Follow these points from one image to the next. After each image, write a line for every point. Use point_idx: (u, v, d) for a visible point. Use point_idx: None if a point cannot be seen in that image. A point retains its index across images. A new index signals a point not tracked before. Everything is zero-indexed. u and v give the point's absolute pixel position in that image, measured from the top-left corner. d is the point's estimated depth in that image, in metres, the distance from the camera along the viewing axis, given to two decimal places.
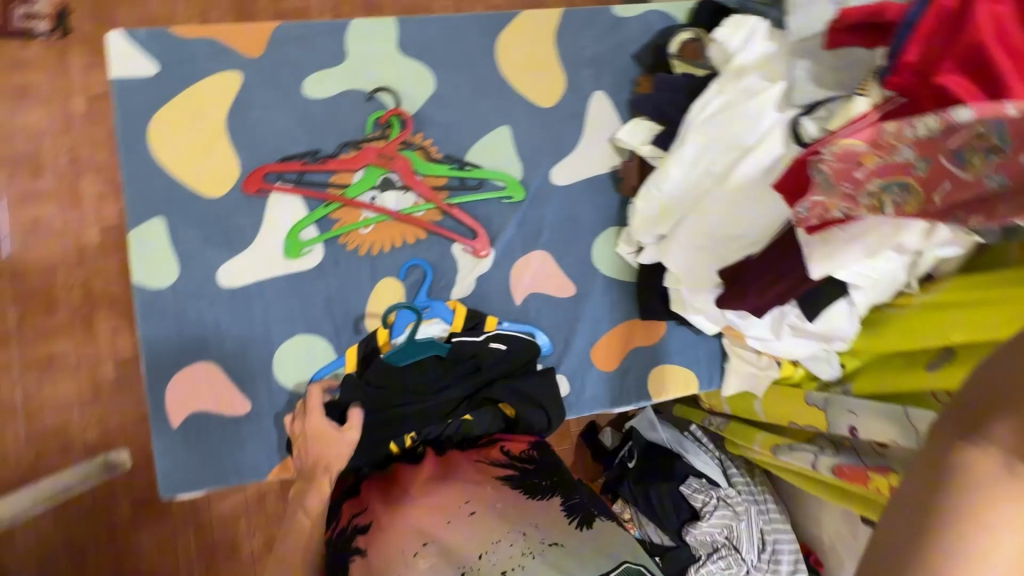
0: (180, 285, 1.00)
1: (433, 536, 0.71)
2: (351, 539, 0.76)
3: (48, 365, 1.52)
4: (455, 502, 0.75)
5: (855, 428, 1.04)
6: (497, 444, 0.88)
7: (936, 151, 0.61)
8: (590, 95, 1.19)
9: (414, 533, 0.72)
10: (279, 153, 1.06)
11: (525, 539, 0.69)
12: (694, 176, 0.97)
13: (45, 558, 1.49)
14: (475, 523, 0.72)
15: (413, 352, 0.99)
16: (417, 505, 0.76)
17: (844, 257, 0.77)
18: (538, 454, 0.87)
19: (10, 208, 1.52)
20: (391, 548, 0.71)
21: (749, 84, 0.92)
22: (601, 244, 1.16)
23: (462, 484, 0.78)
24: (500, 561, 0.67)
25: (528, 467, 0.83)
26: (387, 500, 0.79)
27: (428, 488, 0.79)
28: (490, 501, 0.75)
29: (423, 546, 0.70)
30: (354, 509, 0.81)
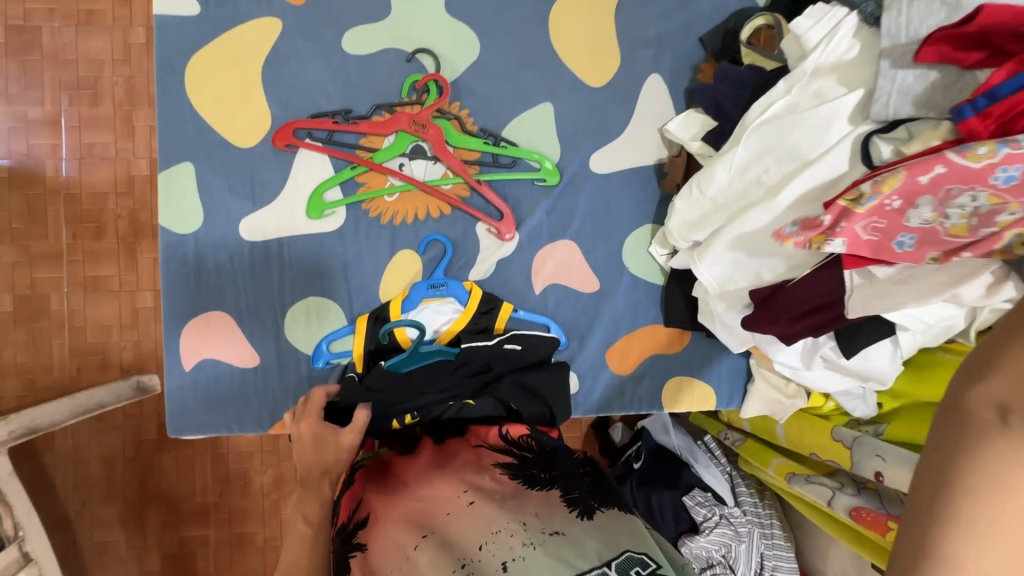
0: (203, 231, 1.01)
1: (431, 529, 0.67)
2: (350, 539, 0.70)
3: (93, 286, 1.60)
4: (453, 495, 0.71)
5: (882, 474, 0.96)
6: (498, 426, 0.86)
7: (966, 179, 0.63)
8: (645, 78, 1.09)
9: (411, 527, 0.68)
10: (311, 108, 1.03)
11: (525, 531, 0.64)
12: (742, 184, 0.87)
13: (78, 463, 1.61)
14: (477, 513, 0.67)
15: (418, 359, 0.98)
16: (415, 498, 0.72)
17: (886, 301, 0.75)
18: (539, 441, 0.82)
19: (69, 132, 1.57)
20: (389, 542, 0.67)
21: (822, 87, 0.81)
22: (633, 241, 1.09)
23: (460, 473, 0.75)
24: (501, 552, 0.62)
25: (526, 455, 0.78)
26: (384, 489, 0.75)
27: (425, 477, 0.75)
28: (491, 490, 0.71)
29: (423, 539, 0.65)
30: (350, 504, 0.75)
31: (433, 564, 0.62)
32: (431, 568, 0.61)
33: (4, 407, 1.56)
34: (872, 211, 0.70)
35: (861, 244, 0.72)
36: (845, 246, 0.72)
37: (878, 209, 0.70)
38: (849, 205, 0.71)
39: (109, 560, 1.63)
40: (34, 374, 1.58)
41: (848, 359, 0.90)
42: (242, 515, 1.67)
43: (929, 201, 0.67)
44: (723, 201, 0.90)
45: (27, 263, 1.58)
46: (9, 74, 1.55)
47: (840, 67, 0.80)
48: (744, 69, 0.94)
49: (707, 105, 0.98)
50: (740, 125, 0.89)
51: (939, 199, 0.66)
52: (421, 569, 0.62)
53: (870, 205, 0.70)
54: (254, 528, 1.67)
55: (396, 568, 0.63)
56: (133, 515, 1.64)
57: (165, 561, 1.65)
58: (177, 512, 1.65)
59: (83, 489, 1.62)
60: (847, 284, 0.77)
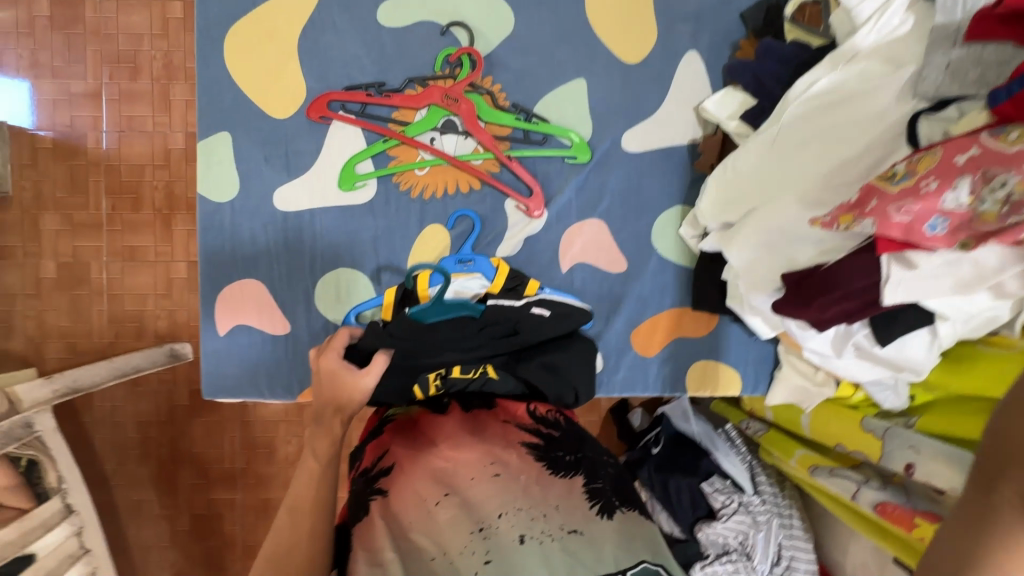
0: (239, 201, 1.03)
1: (453, 490, 0.73)
2: (374, 482, 0.78)
3: (130, 256, 1.65)
4: (478, 463, 0.76)
5: (913, 467, 0.95)
6: (526, 405, 0.90)
7: (1004, 161, 0.58)
8: (683, 56, 1.07)
9: (435, 486, 0.74)
10: (345, 81, 1.04)
11: (546, 522, 0.68)
12: (778, 163, 0.84)
13: (116, 424, 1.69)
14: (499, 487, 0.72)
15: (442, 311, 0.98)
16: (442, 460, 0.78)
17: (926, 288, 0.71)
18: (564, 422, 0.88)
19: (109, 105, 1.62)
20: (412, 495, 0.74)
21: (870, 64, 0.76)
22: (663, 222, 1.08)
23: (486, 443, 0.80)
24: (516, 525, 0.67)
25: (553, 433, 0.83)
26: (411, 446, 0.82)
27: (454, 442, 0.81)
28: (515, 468, 0.75)
29: (444, 496, 0.72)
30: (376, 454, 0.83)
31: (451, 522, 0.69)
32: (450, 525, 0.68)
33: (48, 368, 1.64)
34: (905, 191, 0.65)
35: (892, 227, 0.65)
36: (877, 227, 0.67)
37: (911, 189, 0.65)
38: (881, 183, 0.68)
39: (143, 518, 1.71)
40: (76, 338, 1.65)
41: (881, 348, 0.88)
42: (267, 481, 1.72)
43: (967, 182, 0.61)
44: (757, 180, 0.87)
45: (70, 232, 1.64)
46: (55, 48, 1.60)
47: (892, 44, 0.76)
48: (787, 45, 0.92)
49: (747, 82, 0.96)
50: (781, 102, 0.86)
51: (977, 181, 0.60)
52: (440, 526, 0.68)
53: (904, 184, 0.66)
54: (278, 494, 1.73)
55: (416, 518, 0.70)
56: (165, 477, 1.71)
57: (195, 521, 1.73)
58: (206, 475, 1.72)
59: (120, 449, 1.69)
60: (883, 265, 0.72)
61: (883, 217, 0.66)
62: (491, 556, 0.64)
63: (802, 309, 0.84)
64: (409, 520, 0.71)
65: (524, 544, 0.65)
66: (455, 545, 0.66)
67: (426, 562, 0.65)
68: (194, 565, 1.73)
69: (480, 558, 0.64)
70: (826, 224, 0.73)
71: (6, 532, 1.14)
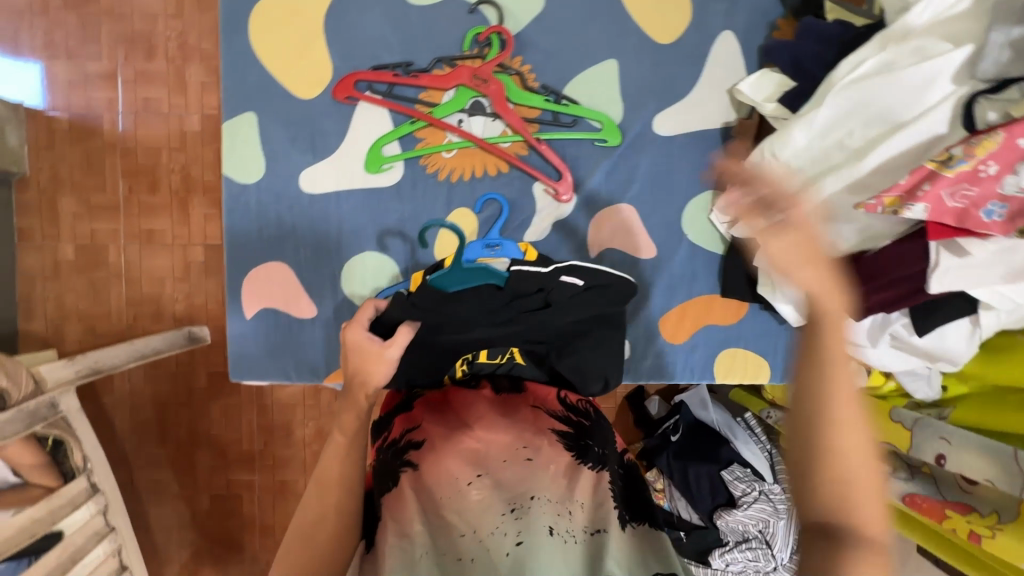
0: (264, 183, 1.02)
1: (487, 470, 0.73)
2: (404, 452, 0.80)
3: (147, 239, 1.65)
4: (510, 445, 0.77)
5: (944, 457, 0.93)
6: (558, 392, 0.92)
7: None
8: (717, 36, 1.03)
9: (468, 463, 0.74)
10: (372, 60, 1.01)
11: (571, 520, 0.69)
12: (822, 148, 0.82)
13: (136, 405, 1.70)
14: (533, 474, 0.72)
15: (463, 279, 0.93)
16: (474, 440, 0.78)
17: (973, 276, 0.70)
18: (592, 413, 0.90)
19: (125, 86, 1.60)
20: (444, 471, 0.74)
21: (924, 43, 0.73)
22: (694, 207, 1.06)
23: (518, 426, 0.80)
24: (546, 515, 0.68)
25: (584, 423, 0.86)
26: (444, 423, 0.83)
27: (487, 422, 0.82)
28: (547, 455, 0.76)
29: (477, 478, 0.72)
30: (406, 426, 0.85)
31: (484, 504, 0.69)
32: (482, 508, 0.68)
33: (68, 350, 1.65)
34: (963, 175, 0.65)
35: (945, 212, 0.66)
36: (928, 213, 0.67)
37: (970, 174, 0.64)
38: (937, 167, 0.66)
39: (163, 497, 1.73)
40: (95, 321, 1.66)
41: (920, 337, 0.87)
42: (285, 464, 1.73)
43: None
44: (798, 165, 0.85)
45: (88, 214, 1.64)
46: (69, 28, 1.58)
47: (946, 23, 0.73)
48: (830, 23, 0.88)
49: (785, 63, 0.92)
50: (824, 83, 0.82)
51: None
52: (472, 505, 0.69)
53: (961, 168, 0.65)
54: (295, 476, 1.74)
55: (447, 494, 0.71)
56: (185, 457, 1.73)
57: (214, 502, 1.74)
58: (224, 457, 1.73)
59: (140, 430, 1.71)
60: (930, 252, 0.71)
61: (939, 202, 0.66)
62: (523, 539, 0.65)
63: (841, 299, 0.82)
64: (440, 497, 0.71)
65: (551, 537, 0.66)
66: (487, 526, 0.66)
67: (455, 538, 0.66)
68: (213, 544, 1.75)
69: (511, 541, 0.65)
70: (872, 207, 0.71)
71: (34, 509, 1.16)
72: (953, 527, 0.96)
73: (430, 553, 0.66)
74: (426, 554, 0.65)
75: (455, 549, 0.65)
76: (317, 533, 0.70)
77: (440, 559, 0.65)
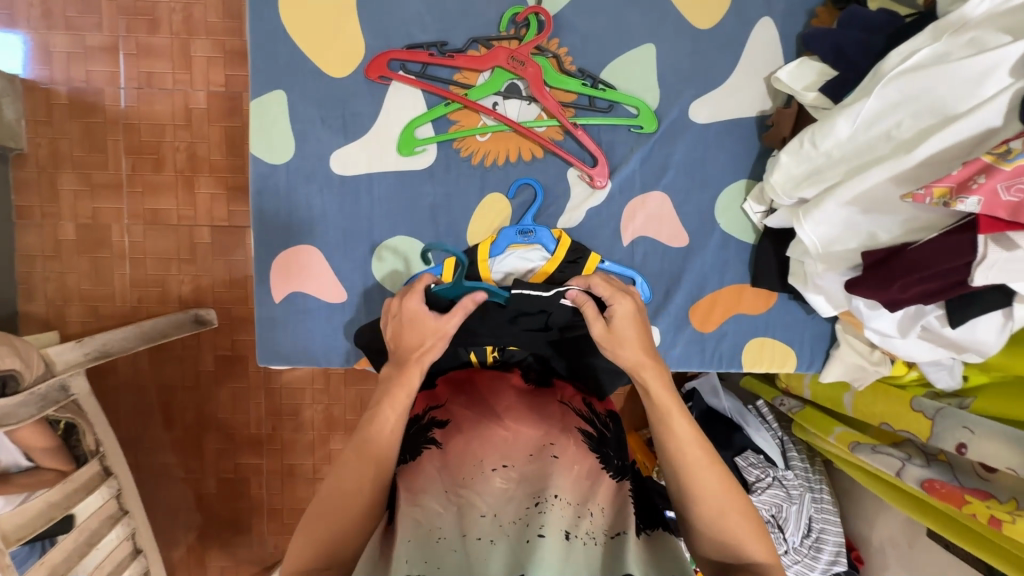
0: (293, 163, 1.00)
1: (513, 461, 0.72)
2: (427, 429, 0.78)
3: (152, 219, 1.59)
4: (539, 440, 0.74)
5: (965, 447, 0.95)
6: (581, 395, 0.87)
7: None
8: (757, 22, 1.02)
9: (495, 449, 0.73)
10: (405, 39, 0.99)
11: (592, 522, 0.68)
12: (867, 138, 0.82)
13: (141, 388, 1.66)
14: (556, 471, 0.71)
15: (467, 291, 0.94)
16: (503, 429, 0.75)
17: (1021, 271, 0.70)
18: (613, 426, 0.84)
19: (127, 60, 1.54)
20: (469, 454, 0.72)
21: (980, 34, 0.73)
22: (727, 197, 1.06)
23: (548, 422, 0.78)
24: (564, 518, 0.67)
25: (605, 433, 0.81)
26: (471, 408, 0.80)
27: (517, 413, 0.78)
28: (570, 457, 0.73)
29: (502, 467, 0.71)
30: (429, 403, 0.84)
31: (507, 494, 0.69)
32: (505, 497, 0.68)
33: (70, 332, 1.59)
34: (1019, 169, 0.65)
35: (998, 206, 0.67)
36: (981, 206, 0.67)
37: None
38: (993, 161, 0.67)
39: (166, 481, 1.70)
40: (98, 302, 1.60)
41: (953, 329, 0.87)
42: (293, 448, 1.71)
43: None
44: (841, 155, 0.86)
45: (89, 192, 1.57)
46: None
47: (1006, 14, 0.71)
48: (877, 11, 0.88)
49: (826, 52, 0.92)
50: (872, 73, 0.83)
51: None
52: (493, 491, 0.69)
53: (1019, 162, 0.65)
54: (303, 460, 1.71)
55: (470, 475, 0.70)
56: (191, 441, 1.70)
57: (221, 485, 1.71)
58: (232, 440, 1.70)
59: (145, 413, 1.67)
60: (979, 246, 0.71)
61: (995, 194, 0.67)
62: (545, 533, 0.64)
63: (879, 290, 0.83)
64: (464, 476, 0.70)
65: (568, 540, 0.65)
66: (508, 514, 0.67)
67: (476, 517, 0.66)
68: (220, 528, 1.73)
69: (534, 531, 0.65)
70: (919, 197, 0.71)
71: (48, 492, 1.12)
72: (972, 512, 0.95)
73: (447, 535, 0.65)
74: (444, 535, 0.65)
75: (476, 528, 0.65)
76: (355, 515, 0.71)
77: (462, 538, 0.65)
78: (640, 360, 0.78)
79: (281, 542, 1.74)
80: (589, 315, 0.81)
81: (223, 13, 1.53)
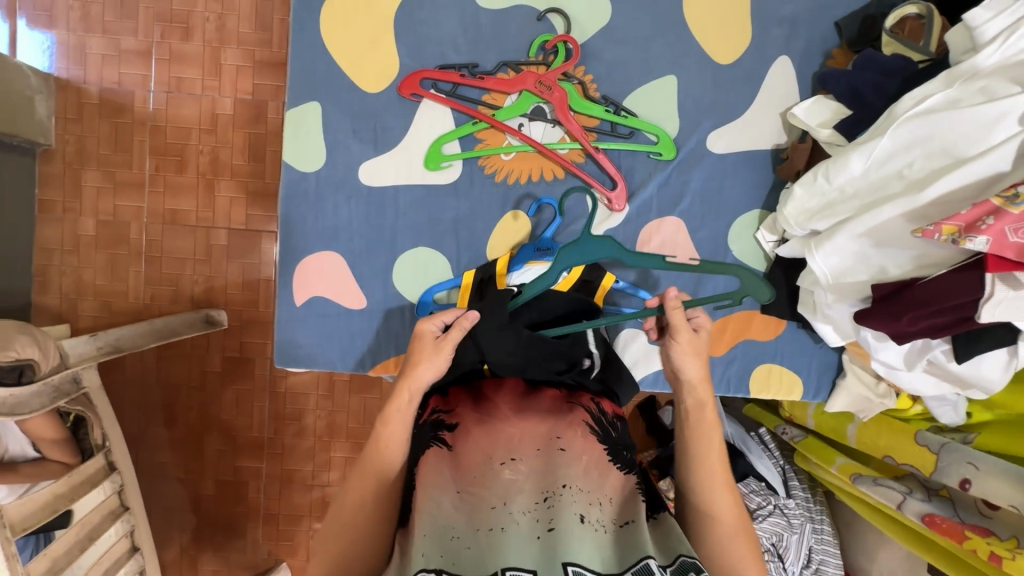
0: (324, 172, 1.04)
1: (521, 454, 0.71)
2: (436, 430, 0.78)
3: (171, 219, 1.61)
4: (544, 434, 0.74)
5: (969, 482, 0.95)
6: (590, 396, 0.85)
7: None
8: (775, 61, 1.07)
9: (502, 444, 0.72)
10: (438, 59, 1.03)
11: (602, 510, 0.69)
12: (878, 176, 0.86)
13: (146, 384, 1.66)
14: (565, 463, 0.71)
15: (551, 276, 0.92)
16: (510, 425, 0.75)
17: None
18: (620, 427, 0.83)
19: (160, 65, 1.58)
20: (478, 450, 0.72)
21: (990, 84, 0.77)
22: (741, 224, 1.10)
23: (554, 416, 0.77)
24: (577, 503, 0.67)
25: (613, 432, 0.80)
26: (477, 409, 0.79)
27: (521, 410, 0.78)
28: (579, 448, 0.73)
29: (511, 460, 0.70)
30: (439, 405, 0.84)
31: (518, 486, 0.68)
32: (516, 488, 0.68)
33: (82, 326, 1.60)
34: None
35: (1006, 246, 0.70)
36: (989, 246, 0.70)
37: None
38: (1002, 204, 0.70)
39: (164, 479, 1.69)
40: (111, 298, 1.61)
41: (958, 364, 0.89)
42: (293, 453, 1.70)
43: None
44: (853, 191, 0.89)
45: (112, 189, 1.60)
46: (107, 2, 1.55)
47: (1015, 66, 0.75)
48: (891, 56, 0.92)
49: (842, 92, 0.96)
50: (886, 114, 0.87)
51: None
52: (502, 482, 0.68)
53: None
54: (303, 465, 1.70)
55: (481, 472, 0.70)
56: (191, 441, 1.69)
57: (220, 486, 1.70)
58: (233, 442, 1.69)
59: (148, 410, 1.67)
60: (987, 283, 0.73)
61: (1003, 239, 0.70)
62: (555, 526, 0.65)
63: (888, 322, 0.85)
64: (473, 473, 0.70)
65: (581, 524, 0.66)
66: (519, 503, 0.67)
67: (486, 510, 0.66)
68: (214, 530, 1.71)
69: (544, 526, 0.65)
70: (929, 232, 0.74)
71: (55, 484, 1.11)
72: (973, 548, 0.94)
73: (460, 532, 0.65)
74: (458, 533, 0.65)
75: (488, 520, 0.65)
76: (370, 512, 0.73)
77: (474, 533, 0.65)
78: (699, 377, 0.85)
79: (275, 548, 1.72)
80: (678, 322, 0.84)
81: (255, 24, 1.58)
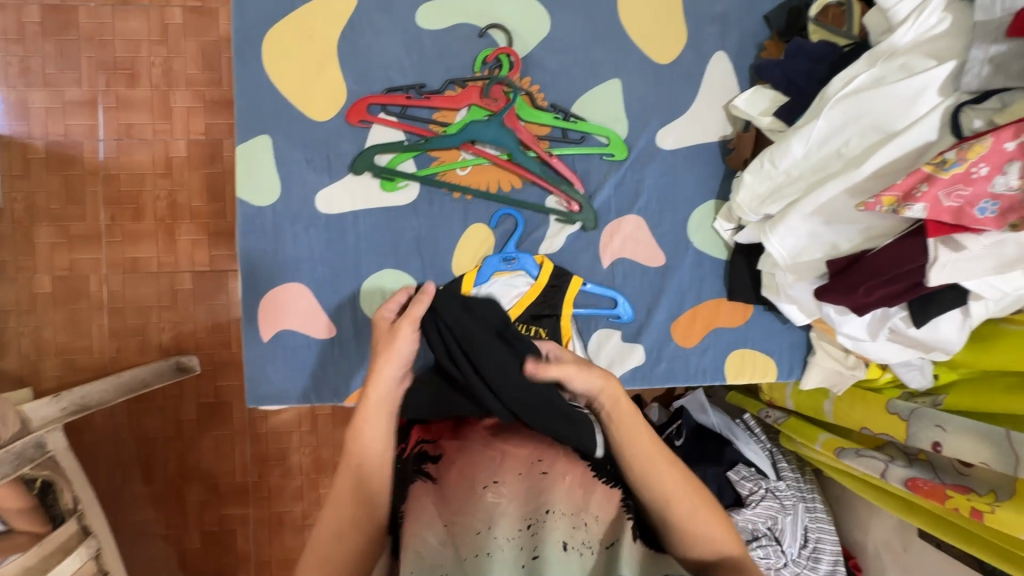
0: (279, 205, 1.03)
1: (505, 477, 0.69)
2: (418, 464, 0.75)
3: (131, 267, 1.57)
4: (525, 459, 0.71)
5: (940, 445, 0.97)
6: None
7: None
8: (712, 56, 1.11)
9: (482, 467, 0.70)
10: (385, 83, 1.04)
11: (588, 531, 0.67)
12: (819, 156, 0.89)
13: (118, 441, 1.60)
14: (549, 487, 0.68)
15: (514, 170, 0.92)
16: (493, 449, 0.73)
17: (971, 267, 0.76)
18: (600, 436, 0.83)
19: (107, 113, 1.55)
20: (460, 478, 0.70)
21: (909, 60, 0.81)
22: (698, 216, 1.13)
23: (534, 438, 0.75)
24: (561, 531, 0.65)
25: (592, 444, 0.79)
26: (458, 435, 0.78)
27: (506, 433, 0.76)
28: (560, 468, 0.71)
29: (494, 483, 0.68)
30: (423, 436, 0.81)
31: (501, 512, 0.66)
32: (500, 516, 0.66)
33: (45, 388, 1.54)
34: (957, 176, 0.71)
35: (941, 210, 0.73)
36: (926, 212, 0.73)
37: (965, 175, 0.71)
38: (933, 170, 0.73)
39: (143, 538, 1.61)
40: (74, 355, 1.56)
41: (917, 330, 0.91)
42: (280, 495, 1.65)
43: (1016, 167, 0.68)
44: (798, 173, 0.92)
45: (67, 244, 1.56)
46: (47, 54, 1.53)
47: (929, 43, 0.80)
48: (819, 43, 0.96)
49: (778, 80, 1.00)
50: (819, 98, 0.90)
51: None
52: (484, 508, 0.66)
53: (955, 170, 0.71)
54: (292, 506, 1.65)
55: (464, 502, 0.68)
56: (171, 493, 1.62)
57: (205, 539, 1.64)
58: (216, 491, 1.64)
59: (123, 468, 1.60)
60: (930, 249, 0.76)
61: (937, 204, 0.73)
62: (539, 554, 0.64)
63: (847, 295, 0.87)
64: (458, 502, 0.68)
65: (564, 552, 0.64)
66: (502, 530, 0.65)
67: (471, 536, 0.65)
68: None
69: (529, 555, 0.64)
70: (871, 205, 0.77)
71: (22, 557, 1.05)
72: (955, 507, 0.96)
73: (447, 569, 0.64)
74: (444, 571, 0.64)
75: (473, 546, 0.64)
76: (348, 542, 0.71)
77: (460, 563, 0.64)
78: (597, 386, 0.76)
79: None
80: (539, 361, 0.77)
81: (203, 64, 1.57)
